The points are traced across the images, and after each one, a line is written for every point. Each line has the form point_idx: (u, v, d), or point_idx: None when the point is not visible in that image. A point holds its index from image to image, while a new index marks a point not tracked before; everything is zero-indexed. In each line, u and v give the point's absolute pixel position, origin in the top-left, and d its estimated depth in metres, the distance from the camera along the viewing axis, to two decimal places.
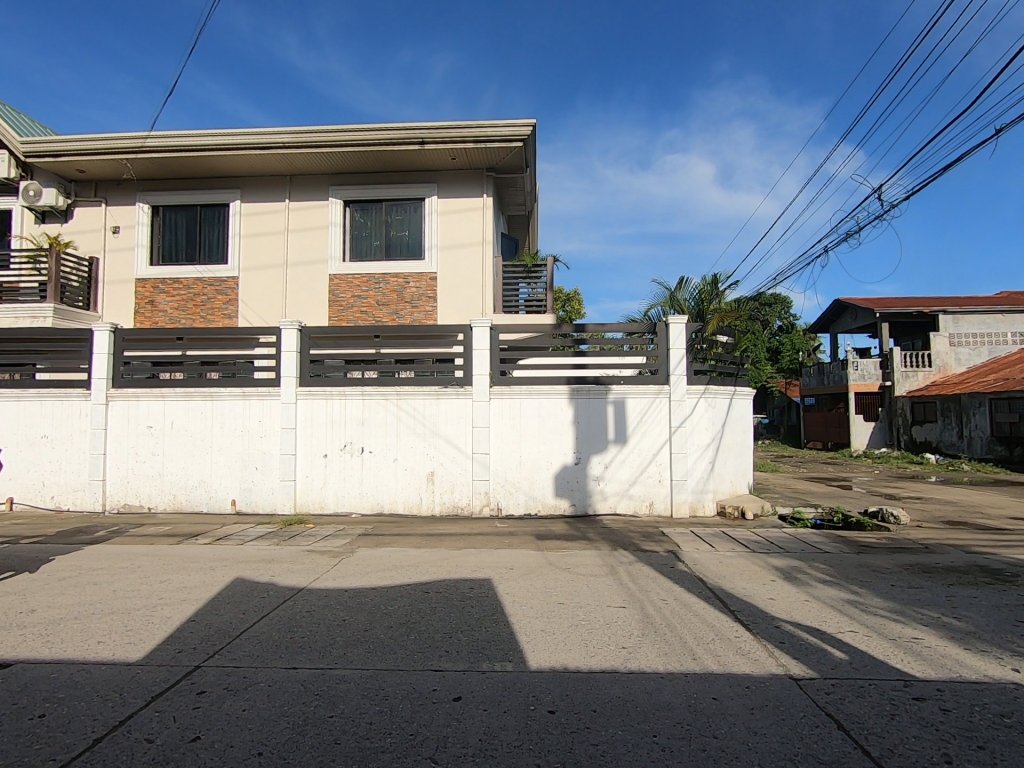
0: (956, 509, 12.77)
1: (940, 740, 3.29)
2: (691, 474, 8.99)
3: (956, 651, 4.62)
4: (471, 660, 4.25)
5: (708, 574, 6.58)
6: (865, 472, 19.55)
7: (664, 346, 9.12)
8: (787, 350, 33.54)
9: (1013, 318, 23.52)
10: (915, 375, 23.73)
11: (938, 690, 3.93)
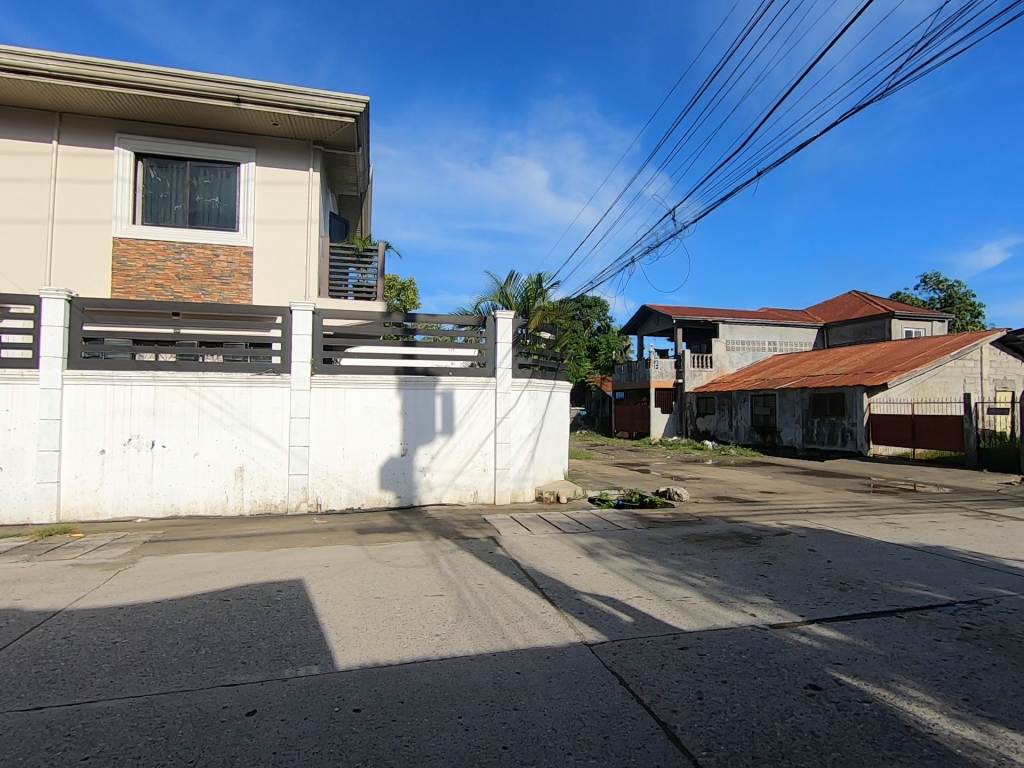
0: (724, 486, 15.25)
1: (696, 680, 3.81)
2: (515, 464, 9.29)
3: (713, 604, 5.44)
4: (272, 667, 3.83)
5: (523, 556, 6.87)
6: (661, 457, 22.40)
7: (493, 340, 9.26)
8: (604, 349, 36.91)
9: (770, 330, 28.85)
10: (700, 374, 27.84)
11: (699, 639, 4.56)
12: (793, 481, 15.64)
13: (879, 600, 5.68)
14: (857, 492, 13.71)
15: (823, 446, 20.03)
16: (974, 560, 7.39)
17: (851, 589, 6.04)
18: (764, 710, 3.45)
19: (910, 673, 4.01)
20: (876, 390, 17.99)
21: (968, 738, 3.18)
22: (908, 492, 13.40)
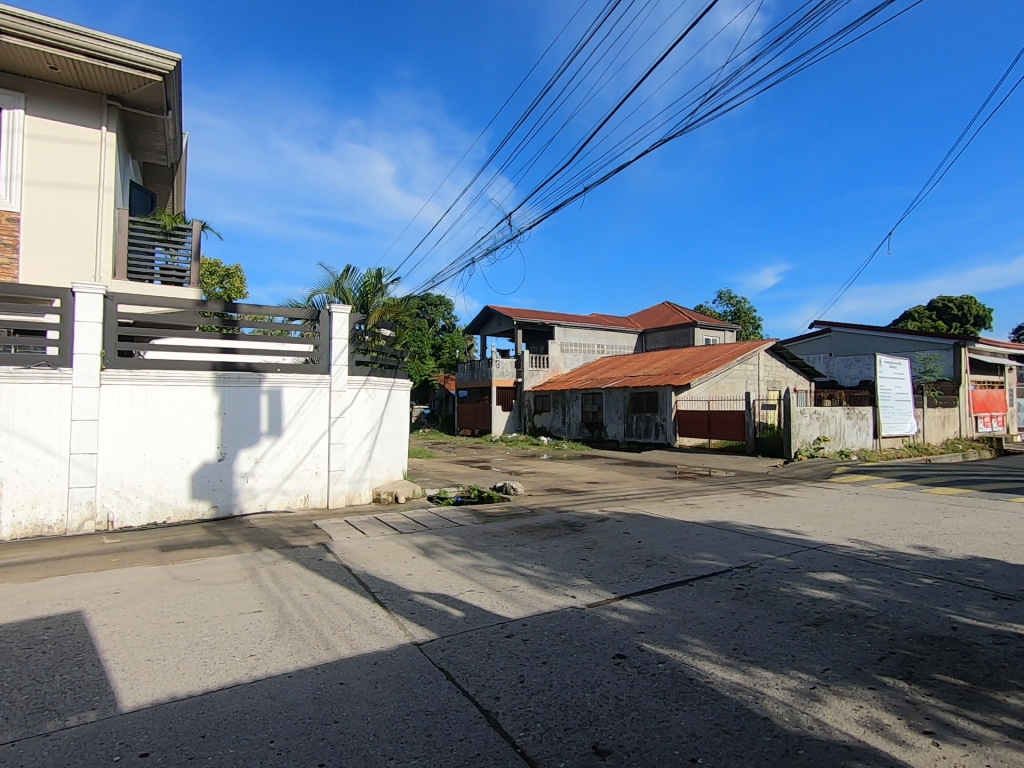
0: (556, 479, 16.19)
1: (519, 665, 3.88)
2: (350, 465, 8.72)
3: (539, 590, 5.64)
4: (27, 724, 3.03)
5: (355, 561, 6.43)
6: (501, 454, 22.98)
7: (327, 334, 8.55)
8: (447, 348, 36.91)
9: (598, 335, 31.47)
10: (537, 373, 29.33)
11: (524, 625, 4.66)
12: (615, 471, 17.14)
13: (677, 572, 6.42)
14: (665, 479, 15.47)
15: (640, 439, 22.29)
16: (749, 532, 8.76)
17: (656, 565, 6.74)
18: (577, 683, 3.64)
19: (697, 632, 4.58)
20: (682, 388, 20.60)
21: (734, 682, 3.74)
22: (705, 477, 15.51)
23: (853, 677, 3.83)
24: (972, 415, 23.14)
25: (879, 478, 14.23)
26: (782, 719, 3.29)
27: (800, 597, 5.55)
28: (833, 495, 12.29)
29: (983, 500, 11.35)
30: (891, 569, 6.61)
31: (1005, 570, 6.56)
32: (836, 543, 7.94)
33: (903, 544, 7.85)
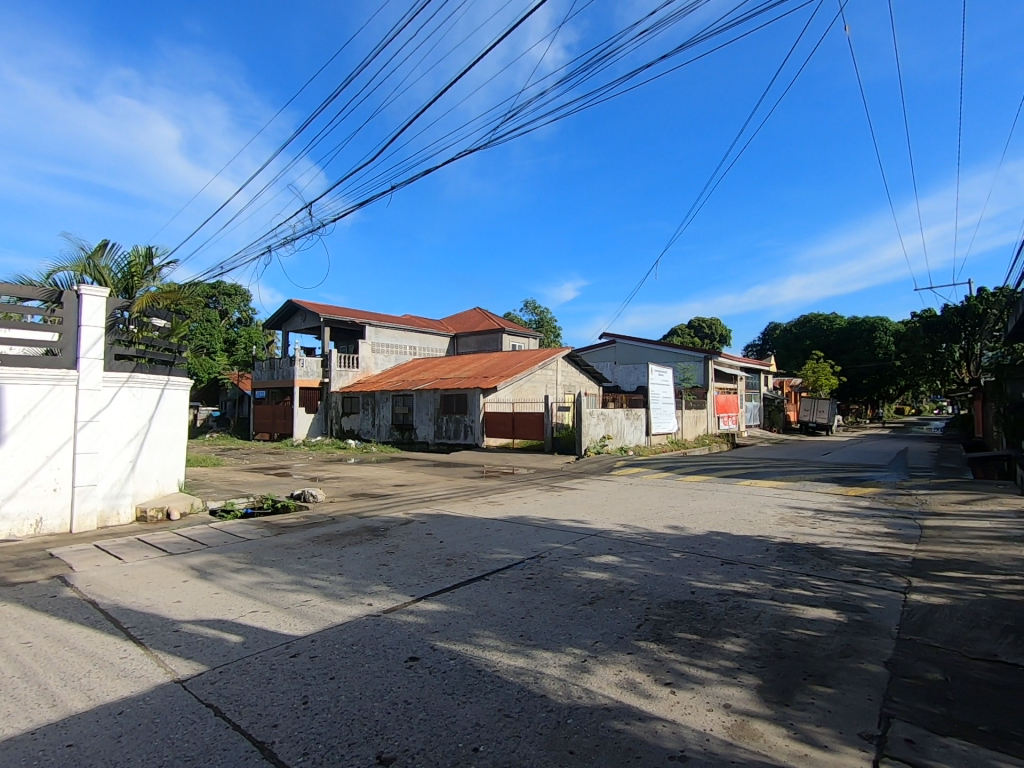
0: (362, 483, 15.45)
1: (303, 685, 3.51)
2: (105, 480, 7.08)
3: (330, 601, 5.20)
4: None
5: (103, 593, 5.15)
6: (302, 459, 21.17)
7: (74, 322, 6.78)
8: (242, 343, 32.98)
9: (410, 337, 31.13)
10: (346, 374, 27.82)
11: (313, 640, 4.24)
12: (423, 473, 17.01)
13: (475, 568, 6.52)
14: (471, 478, 15.81)
15: (449, 440, 22.41)
16: (542, 524, 9.35)
17: (455, 563, 6.76)
18: (365, 694, 3.43)
19: (488, 625, 4.69)
20: (489, 391, 21.32)
21: (517, 667, 3.92)
22: (508, 475, 16.25)
23: (616, 646, 4.29)
24: (715, 415, 28.29)
25: (648, 470, 16.51)
26: (555, 694, 3.55)
27: (580, 580, 6.07)
28: (612, 487, 13.87)
29: (719, 484, 13.87)
30: (652, 548, 7.62)
31: (731, 540, 8.03)
32: (613, 528, 8.91)
33: (661, 525, 9.15)
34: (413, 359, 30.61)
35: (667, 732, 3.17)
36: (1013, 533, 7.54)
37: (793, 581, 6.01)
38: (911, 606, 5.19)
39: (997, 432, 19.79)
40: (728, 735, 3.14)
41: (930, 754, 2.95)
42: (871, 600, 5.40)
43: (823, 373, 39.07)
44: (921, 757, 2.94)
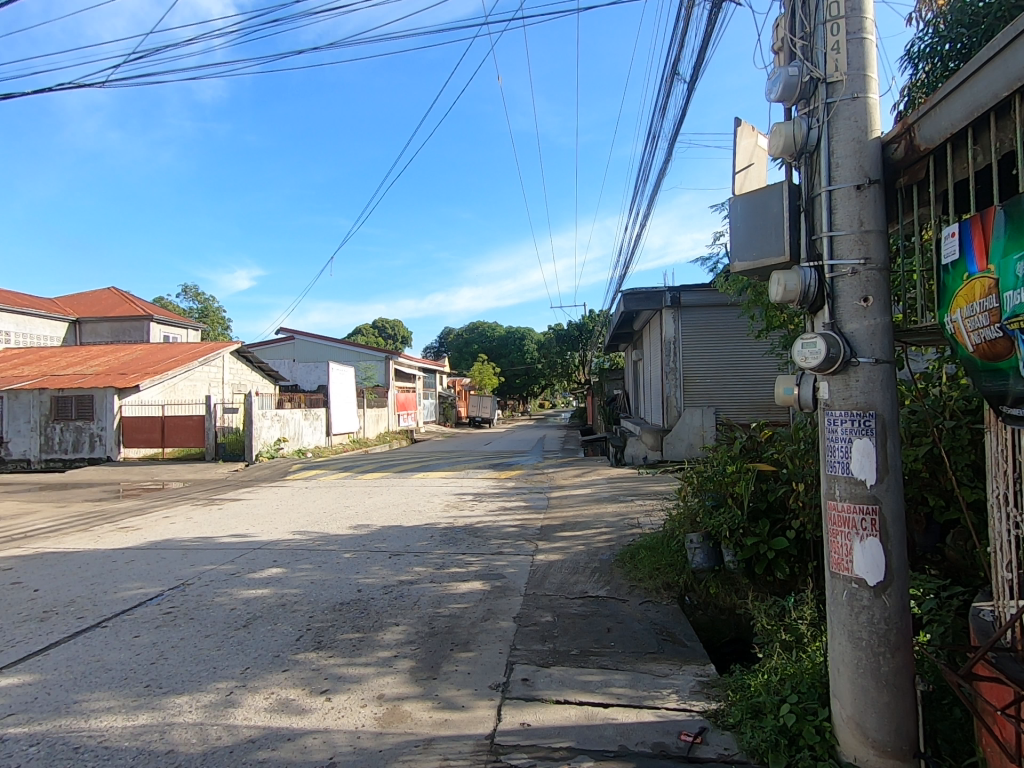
0: None
1: None
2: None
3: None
4: None
5: None
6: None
7: None
8: None
9: None
10: None
11: None
12: (14, 500, 12.44)
13: (84, 615, 4.94)
14: (94, 501, 12.25)
15: (63, 455, 16.89)
16: (189, 546, 7.77)
17: (53, 614, 5.00)
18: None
19: (97, 685, 3.57)
20: (126, 392, 16.86)
21: (136, 727, 3.06)
22: (151, 492, 13.21)
23: (270, 666, 3.77)
24: (394, 413, 29.15)
25: (326, 471, 15.84)
26: (186, 744, 2.90)
27: (232, 602, 5.20)
28: (284, 492, 12.76)
29: (394, 479, 14.22)
30: (321, 551, 7.16)
31: (400, 532, 8.18)
32: (281, 539, 8.02)
33: (334, 527, 8.75)
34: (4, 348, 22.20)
35: (318, 743, 2.89)
36: (604, 495, 9.78)
37: (451, 561, 6.42)
38: (537, 565, 6.12)
39: (599, 420, 25.88)
40: (377, 726, 3.02)
41: (538, 685, 3.41)
42: (509, 566, 6.16)
43: (486, 375, 44.66)
44: (533, 690, 3.36)
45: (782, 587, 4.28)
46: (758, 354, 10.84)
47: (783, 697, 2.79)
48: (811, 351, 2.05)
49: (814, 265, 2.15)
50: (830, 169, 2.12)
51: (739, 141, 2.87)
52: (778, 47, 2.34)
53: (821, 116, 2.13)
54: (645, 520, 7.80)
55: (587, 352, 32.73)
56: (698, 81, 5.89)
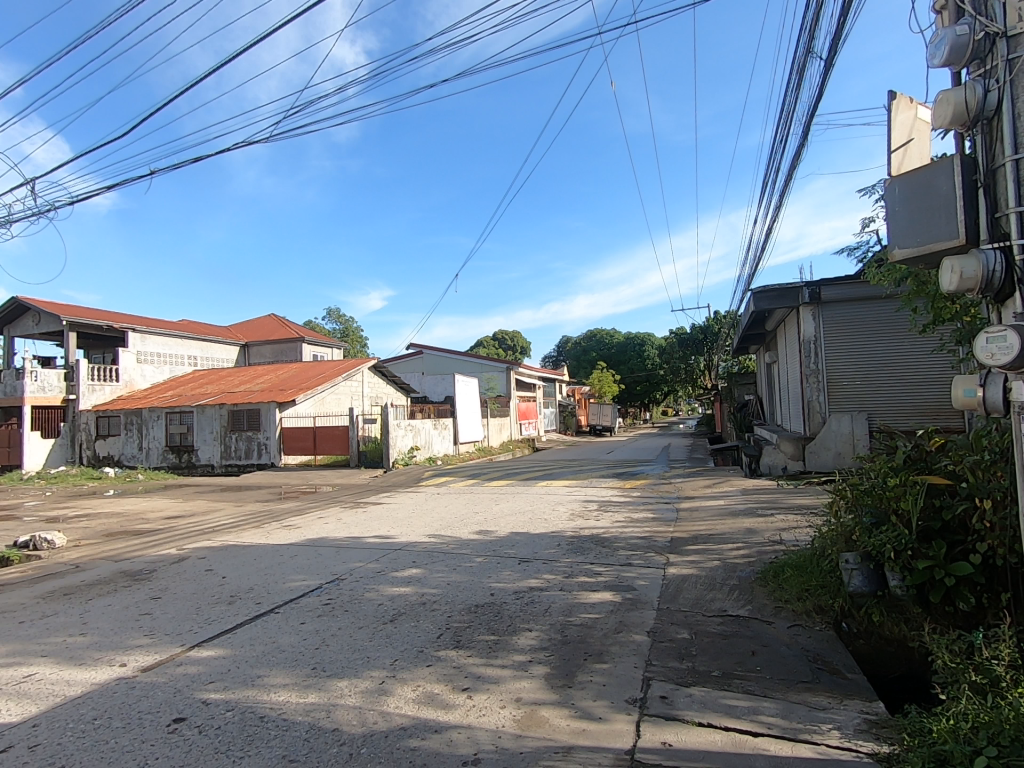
0: (122, 516, 12.60)
1: None
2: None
3: (64, 670, 4.17)
4: None
5: None
6: (36, 493, 16.65)
7: None
8: None
9: (189, 344, 26.85)
10: (100, 390, 22.46)
11: (33, 727, 3.34)
12: (204, 500, 14.64)
13: (261, 601, 5.73)
14: (263, 502, 14.04)
15: (238, 461, 19.55)
16: (340, 544, 8.61)
17: (238, 599, 5.85)
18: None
19: (274, 663, 4.12)
20: (285, 405, 19.18)
21: (307, 704, 3.50)
22: (307, 494, 14.83)
23: (416, 660, 4.09)
24: (516, 422, 29.88)
25: (456, 478, 16.65)
26: (350, 725, 3.25)
27: (379, 597, 5.71)
28: (419, 497, 13.63)
29: (520, 487, 14.56)
30: (456, 554, 7.58)
31: (528, 539, 8.37)
32: (420, 540, 8.64)
33: (466, 532, 9.20)
34: (194, 369, 26.37)
35: (463, 738, 3.09)
36: (740, 508, 9.21)
37: (579, 570, 6.47)
38: (669, 579, 5.95)
39: (730, 427, 24.36)
40: (517, 728, 3.16)
41: (678, 705, 3.33)
42: (640, 578, 6.05)
43: (606, 382, 44.12)
44: (672, 709, 3.30)
45: (966, 620, 3.76)
46: (922, 351, 9.55)
47: (978, 748, 2.45)
48: (1001, 347, 1.82)
49: (1000, 245, 1.90)
50: (1018, 134, 1.86)
51: (896, 115, 2.67)
52: (942, 5, 2.13)
53: (1001, 75, 1.90)
54: (788, 536, 7.22)
55: (713, 355, 31.00)
56: (836, 58, 5.44)
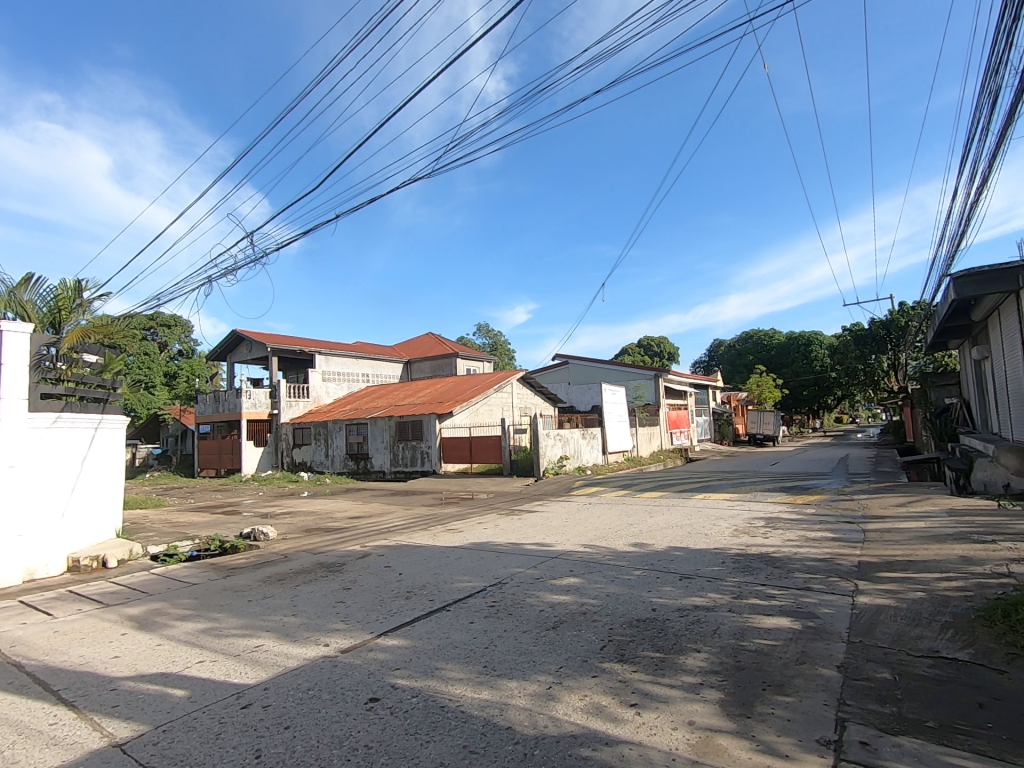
0: (315, 515, 14.47)
1: (256, 737, 3.24)
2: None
3: (282, 644, 4.75)
4: None
5: (35, 652, 4.53)
6: (252, 493, 19.82)
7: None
8: (184, 376, 30.19)
9: (363, 363, 30.17)
10: (296, 405, 26.22)
11: (265, 690, 3.87)
12: (379, 502, 16.25)
13: (433, 599, 6.21)
14: (429, 506, 15.18)
15: (405, 468, 21.59)
16: (501, 550, 8.96)
17: (413, 595, 6.43)
18: (323, 742, 3.20)
19: (450, 657, 4.43)
20: (444, 417, 20.65)
21: (481, 700, 3.71)
22: (466, 500, 15.72)
23: (580, 670, 4.12)
24: (666, 431, 28.74)
25: (606, 488, 16.44)
26: (522, 726, 3.37)
27: (541, 604, 5.87)
28: (570, 507, 13.70)
29: (674, 499, 13.94)
30: (613, 566, 7.51)
31: (689, 554, 7.98)
32: (575, 550, 8.68)
33: (620, 544, 9.04)
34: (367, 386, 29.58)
35: (635, 755, 3.03)
36: (947, 532, 7.83)
37: (750, 592, 5.97)
38: (860, 609, 5.26)
39: (925, 436, 20.85)
40: (693, 752, 3.02)
41: (883, 755, 2.92)
42: (823, 605, 5.41)
43: (766, 387, 40.49)
44: (875, 758, 2.90)
45: None
46: None
47: None
48: None
49: None
50: None
51: None
52: None
53: None
54: (1019, 568, 5.97)
55: (902, 353, 26.80)
56: None
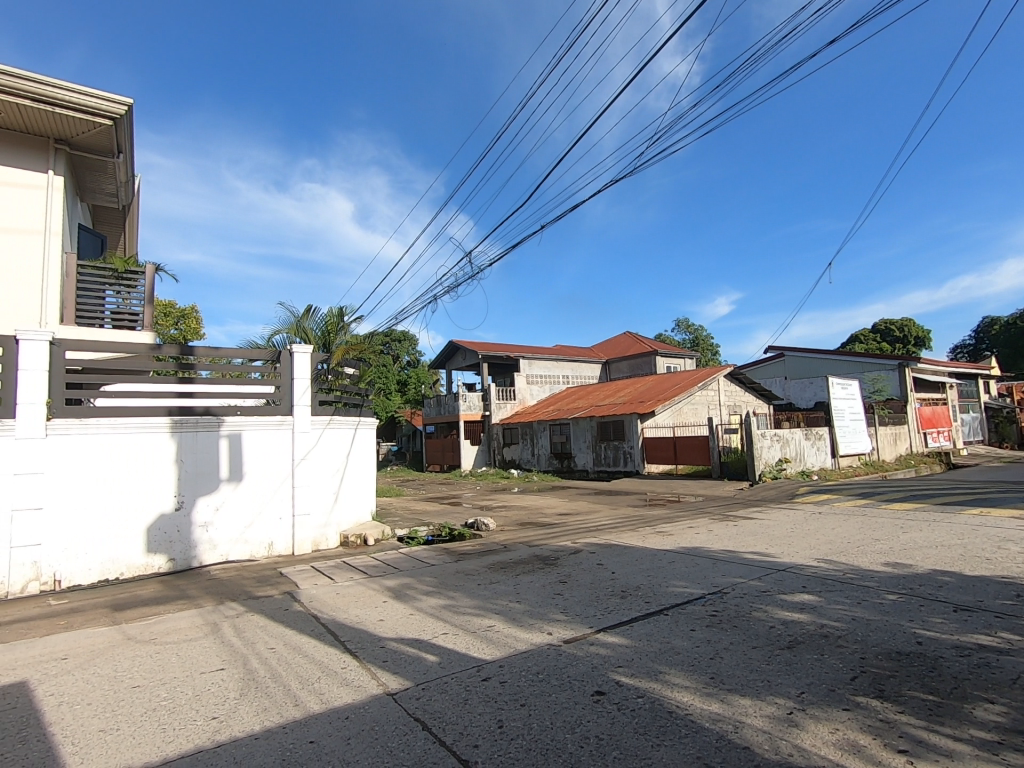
0: (527, 511, 14.96)
1: (498, 708, 3.01)
2: (282, 525, 6.44)
3: (514, 628, 4.40)
4: None
5: (324, 607, 4.93)
6: (469, 488, 21.49)
7: (290, 373, 6.65)
8: (413, 383, 34.40)
9: (563, 366, 30.86)
10: (504, 407, 27.96)
11: (501, 667, 3.61)
12: (585, 502, 16.22)
13: (650, 601, 5.16)
14: (636, 506, 14.66)
15: (608, 468, 21.56)
16: (719, 554, 7.89)
17: (630, 595, 5.45)
18: (555, 725, 2.83)
19: (669, 662, 3.60)
20: (646, 416, 20.10)
21: (712, 712, 2.92)
22: (673, 502, 14.78)
23: (828, 698, 3.01)
24: (917, 430, 23.57)
25: (844, 496, 13.93)
26: (762, 749, 2.57)
27: (770, 620, 4.43)
28: (803, 515, 11.84)
29: (947, 514, 11.12)
30: (854, 587, 5.68)
31: (957, 578, 6.13)
32: (811, 560, 7.28)
33: (877, 560, 7.34)
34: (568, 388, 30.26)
35: None
36: None
37: None
38: None
39: None
40: None
41: None
42: None
43: None
44: None
45: None
46: None
47: None
48: None
49: None
50: None
51: None
52: None
53: None
54: None
55: None
56: None
